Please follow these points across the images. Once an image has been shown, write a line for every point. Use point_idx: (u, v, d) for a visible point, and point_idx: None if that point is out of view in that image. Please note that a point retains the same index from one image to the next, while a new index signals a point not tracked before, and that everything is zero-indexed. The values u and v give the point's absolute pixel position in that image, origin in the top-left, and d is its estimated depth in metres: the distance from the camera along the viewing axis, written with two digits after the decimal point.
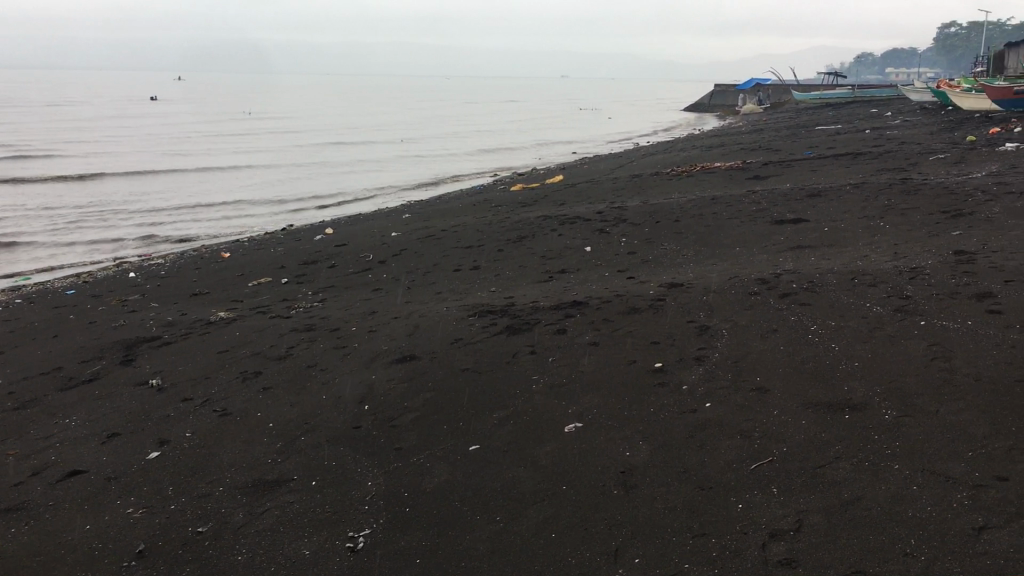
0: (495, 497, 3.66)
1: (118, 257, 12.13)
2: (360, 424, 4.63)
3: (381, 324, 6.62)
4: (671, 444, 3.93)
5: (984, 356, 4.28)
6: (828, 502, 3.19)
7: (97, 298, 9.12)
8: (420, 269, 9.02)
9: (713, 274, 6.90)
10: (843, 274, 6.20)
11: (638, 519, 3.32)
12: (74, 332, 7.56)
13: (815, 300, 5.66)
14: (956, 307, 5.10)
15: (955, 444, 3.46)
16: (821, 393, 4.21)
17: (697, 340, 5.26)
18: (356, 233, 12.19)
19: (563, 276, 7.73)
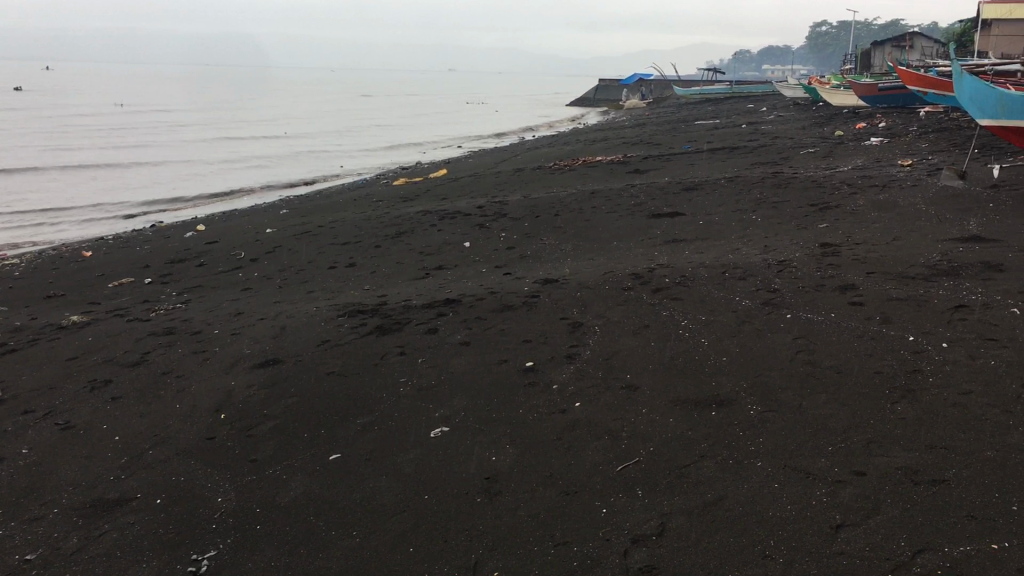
0: (352, 510, 3.47)
1: None
2: (214, 434, 4.37)
3: (247, 326, 6.33)
4: (538, 446, 3.82)
5: (846, 348, 4.32)
6: (691, 505, 3.12)
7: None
8: (293, 267, 8.71)
9: (588, 269, 6.86)
10: (715, 267, 6.24)
11: (499, 527, 3.19)
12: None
13: (686, 294, 5.67)
14: (819, 300, 5.17)
15: (817, 438, 3.45)
16: (689, 389, 4.17)
17: (570, 337, 5.18)
18: (229, 228, 11.75)
19: (440, 272, 7.57)
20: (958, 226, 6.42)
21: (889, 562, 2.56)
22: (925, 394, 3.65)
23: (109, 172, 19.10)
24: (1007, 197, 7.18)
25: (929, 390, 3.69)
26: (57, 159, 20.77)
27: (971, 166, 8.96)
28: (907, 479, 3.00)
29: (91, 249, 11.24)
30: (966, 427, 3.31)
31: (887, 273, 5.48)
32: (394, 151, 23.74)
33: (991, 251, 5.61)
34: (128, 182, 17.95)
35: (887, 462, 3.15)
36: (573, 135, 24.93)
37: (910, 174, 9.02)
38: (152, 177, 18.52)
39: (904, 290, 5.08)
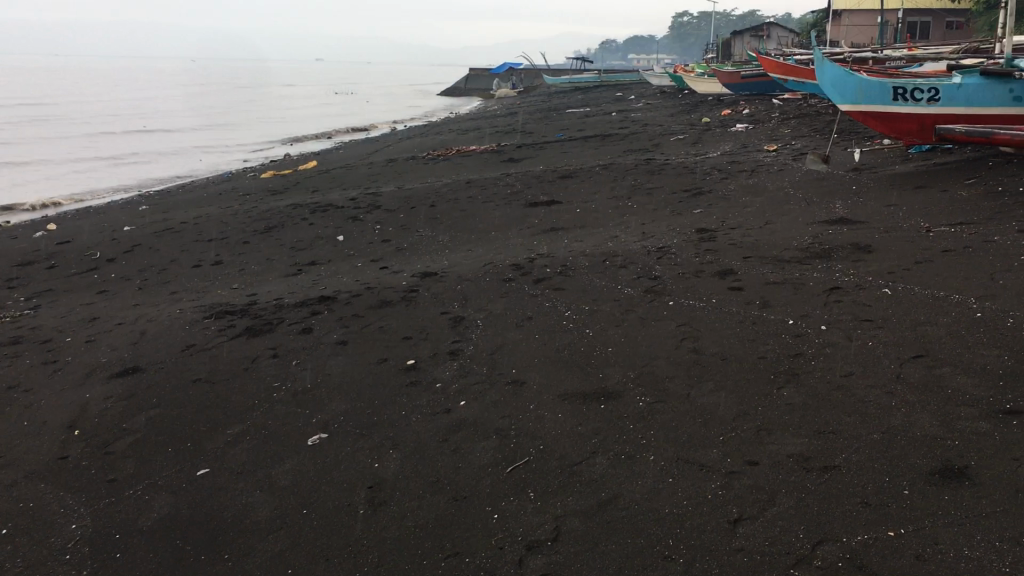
0: (223, 530, 2.75)
1: None
2: (66, 454, 3.76)
3: (55, 355, 5.46)
4: (426, 449, 3.08)
5: (727, 335, 3.67)
6: (537, 523, 2.37)
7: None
8: (140, 272, 8.02)
9: (449, 271, 6.26)
10: (593, 256, 5.98)
11: (386, 539, 2.47)
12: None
13: (552, 297, 5.06)
14: (695, 290, 4.63)
15: (704, 429, 2.72)
16: (576, 383, 3.47)
17: (419, 346, 4.47)
18: (85, 227, 11.12)
19: (287, 282, 6.85)
20: (823, 210, 6.05)
21: (789, 556, 1.88)
22: (810, 377, 2.94)
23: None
24: (866, 178, 6.70)
25: (822, 369, 3.00)
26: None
27: (833, 150, 8.96)
28: (797, 467, 2.28)
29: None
30: (850, 411, 2.58)
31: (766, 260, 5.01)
32: (260, 144, 22.85)
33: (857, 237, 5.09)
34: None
35: (781, 447, 2.42)
36: (447, 123, 24.92)
37: (775, 159, 9.22)
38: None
39: (785, 275, 4.58)
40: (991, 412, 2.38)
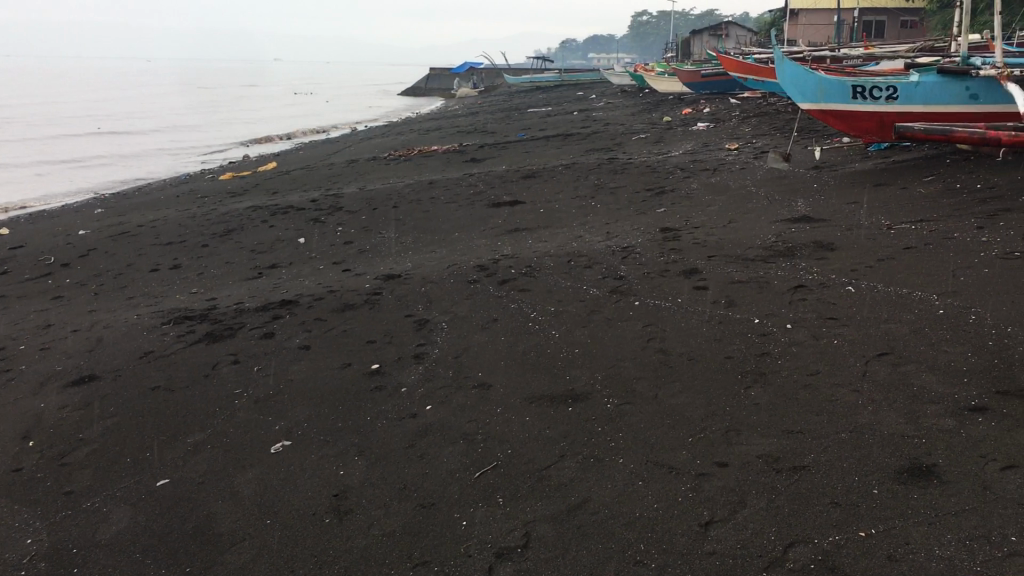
0: (322, 444, 3.51)
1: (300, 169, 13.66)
2: (307, 341, 4.77)
3: (424, 246, 6.96)
4: (517, 399, 3.69)
5: (832, 321, 4.04)
6: (618, 464, 3.02)
7: (241, 205, 10.26)
8: (522, 181, 9.65)
9: (758, 208, 6.72)
10: (866, 207, 6.28)
11: (431, 480, 3.09)
12: (188, 238, 8.55)
13: (817, 247, 5.36)
14: (944, 260, 4.67)
15: (673, 428, 3.22)
16: (699, 349, 3.93)
17: (671, 279, 5.09)
18: (508, 151, 13.22)
19: (628, 202, 7.77)
20: None
21: (760, 559, 2.36)
22: (776, 377, 3.52)
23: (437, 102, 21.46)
24: None
25: (784, 370, 3.57)
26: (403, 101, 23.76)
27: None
28: (768, 467, 2.84)
29: (386, 165, 12.86)
30: (820, 409, 3.19)
31: (1005, 227, 5.07)
32: (622, 98, 24.79)
33: None
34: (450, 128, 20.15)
35: (748, 450, 2.96)
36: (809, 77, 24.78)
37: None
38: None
39: (993, 250, 4.68)
40: (957, 409, 3.01)
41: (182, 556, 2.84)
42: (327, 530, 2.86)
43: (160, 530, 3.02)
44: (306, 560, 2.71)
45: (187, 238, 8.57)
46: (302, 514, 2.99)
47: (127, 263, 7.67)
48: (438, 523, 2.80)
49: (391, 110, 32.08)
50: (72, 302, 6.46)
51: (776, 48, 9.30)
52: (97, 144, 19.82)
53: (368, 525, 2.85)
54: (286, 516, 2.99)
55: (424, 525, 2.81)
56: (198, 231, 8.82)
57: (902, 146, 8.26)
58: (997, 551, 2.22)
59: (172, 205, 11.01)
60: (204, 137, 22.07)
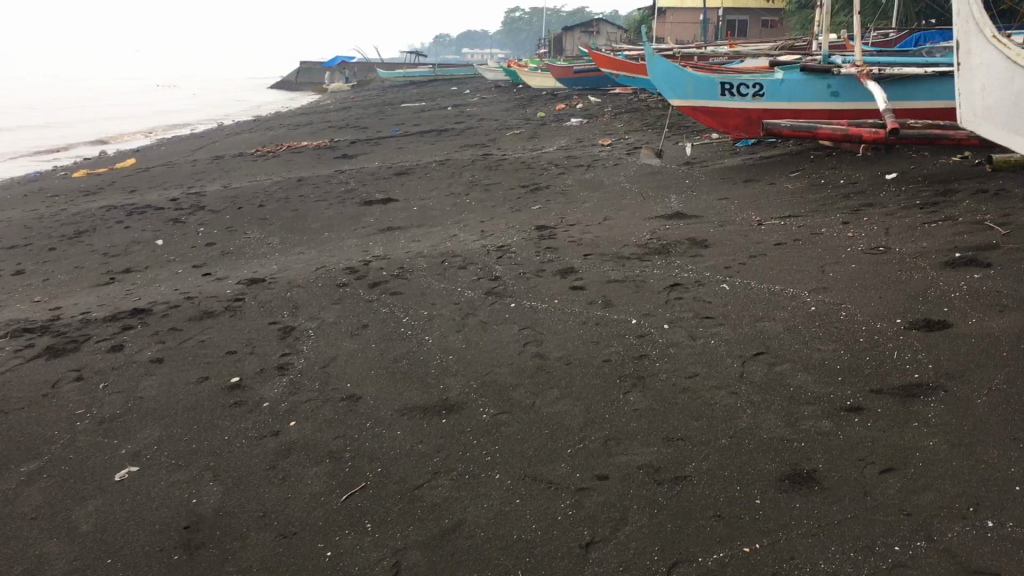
0: (175, 470, 3.21)
1: (161, 167, 12.98)
2: (160, 355, 4.41)
3: (289, 248, 6.63)
4: (386, 412, 3.46)
5: (709, 320, 3.97)
6: (492, 480, 2.84)
7: (94, 205, 9.64)
8: (394, 178, 9.38)
9: (632, 207, 6.68)
10: (735, 204, 6.31)
11: (293, 506, 2.85)
12: (32, 242, 7.95)
13: (691, 243, 5.32)
14: (813, 256, 4.69)
15: (551, 439, 3.07)
16: (578, 352, 3.80)
17: (547, 280, 4.95)
18: (379, 148, 12.91)
19: (503, 200, 7.62)
20: (959, 159, 6.14)
21: None
22: (655, 380, 3.41)
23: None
24: None
25: (664, 373, 3.47)
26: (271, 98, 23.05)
27: None
28: (649, 479, 2.72)
29: (252, 163, 12.37)
30: (699, 414, 3.09)
31: (869, 223, 5.14)
32: (496, 94, 24.66)
33: (971, 199, 5.11)
34: (322, 123, 19.59)
35: (628, 461, 2.84)
36: None
37: None
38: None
39: (858, 246, 4.72)
40: (833, 409, 2.96)
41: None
42: (175, 569, 2.59)
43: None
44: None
45: (31, 241, 7.99)
46: (147, 550, 2.71)
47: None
48: (300, 556, 2.57)
49: (263, 106, 31.14)
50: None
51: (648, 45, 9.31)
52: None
53: (220, 561, 2.59)
54: (130, 553, 2.70)
55: (284, 559, 2.57)
56: (45, 234, 8.23)
57: (769, 143, 8.39)
58: (881, 563, 2.15)
59: (16, 206, 10.29)
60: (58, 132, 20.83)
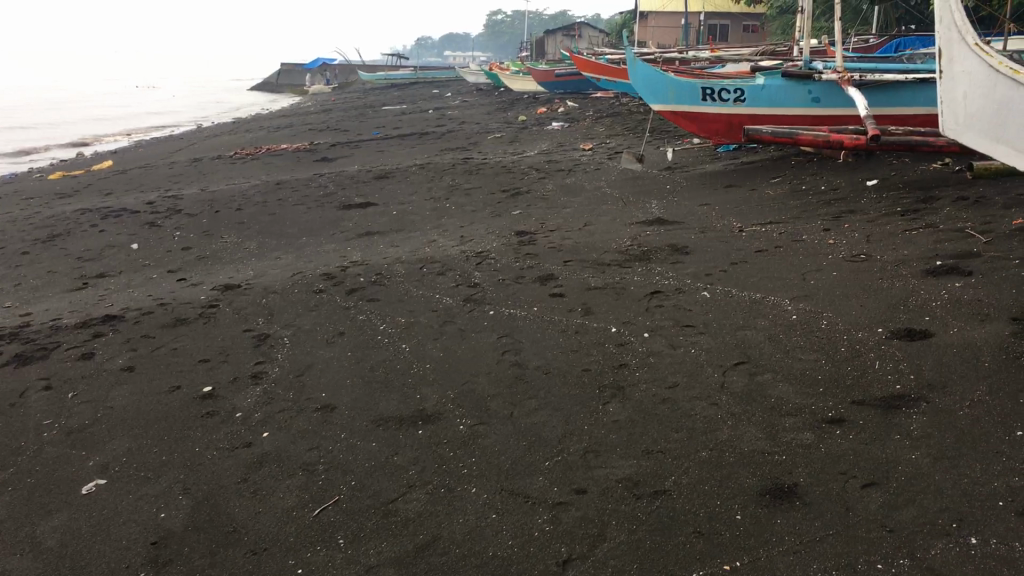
0: (324, 414, 3.71)
1: (397, 143, 13.97)
2: (341, 314, 4.98)
3: (482, 224, 7.10)
4: (511, 387, 3.81)
5: (843, 338, 4.00)
6: (556, 447, 3.21)
7: (329, 174, 10.63)
8: (600, 160, 9.65)
9: (820, 204, 6.58)
10: (929, 202, 6.06)
11: (405, 457, 3.26)
12: (270, 203, 8.94)
13: (846, 251, 5.36)
14: (980, 278, 4.53)
15: (644, 429, 3.29)
16: (705, 354, 3.97)
17: (704, 279, 5.09)
18: (597, 125, 13.19)
19: (694, 187, 7.70)
20: None
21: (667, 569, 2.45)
22: (765, 389, 3.54)
23: (542, 77, 21.60)
24: None
25: (776, 383, 3.58)
26: (510, 75, 23.99)
27: None
28: (717, 477, 2.89)
29: (475, 140, 13.18)
30: (791, 425, 3.21)
31: None
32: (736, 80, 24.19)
33: None
34: (555, 101, 20.12)
35: (705, 458, 3.02)
36: None
37: None
38: (570, 77, 20.63)
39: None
40: (922, 440, 2.99)
41: (155, 495, 3.19)
42: (295, 496, 3.07)
43: (148, 471, 3.39)
44: (250, 508, 3.04)
45: (269, 203, 8.98)
46: (279, 478, 3.21)
47: (211, 222, 8.24)
48: (395, 500, 2.97)
49: (485, 83, 32.50)
50: (149, 257, 7.01)
51: (875, 52, 9.00)
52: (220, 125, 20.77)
53: (313, 484, 3.15)
54: (253, 469, 3.31)
55: (381, 500, 2.98)
56: (280, 196, 9.34)
57: None
58: None
59: (266, 171, 11.65)
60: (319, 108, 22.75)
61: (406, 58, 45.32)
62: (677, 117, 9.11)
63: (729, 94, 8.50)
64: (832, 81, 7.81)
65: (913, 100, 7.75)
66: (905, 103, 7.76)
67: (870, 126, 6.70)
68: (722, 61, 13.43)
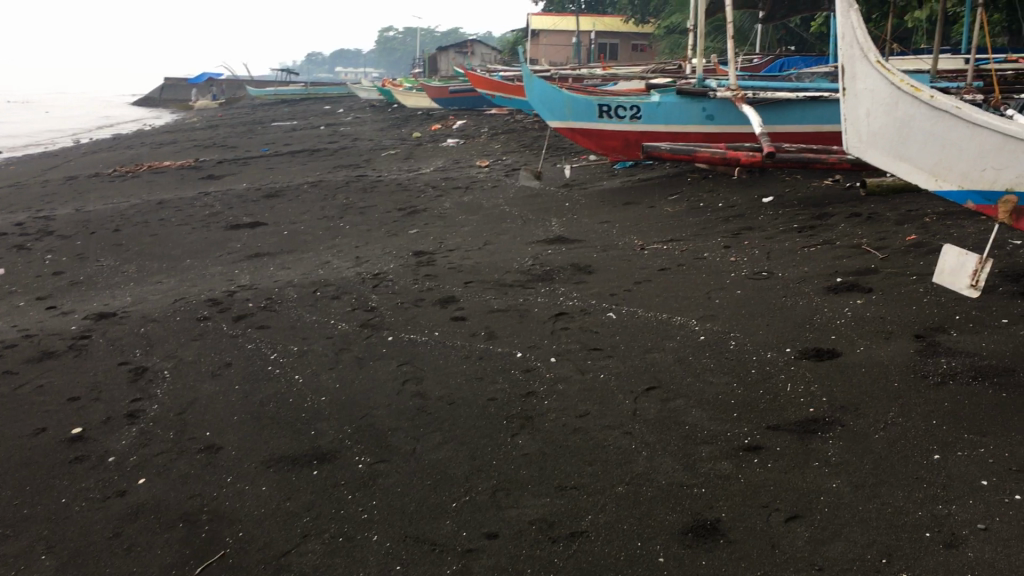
0: (205, 457, 3.41)
1: (286, 160, 13.53)
2: (223, 343, 4.66)
3: (375, 244, 6.85)
4: (407, 420, 3.57)
5: (749, 359, 3.92)
6: (463, 485, 3.01)
7: (213, 193, 10.17)
8: (495, 178, 9.50)
9: (716, 221, 6.58)
10: (821, 220, 6.12)
11: (295, 501, 3.00)
12: (148, 224, 8.45)
13: (749, 267, 5.32)
14: (875, 294, 4.54)
15: (552, 462, 3.11)
16: (609, 379, 3.81)
17: (604, 298, 4.95)
18: (492, 140, 13.06)
19: (591, 206, 7.64)
20: None
21: None
22: (674, 416, 3.41)
23: (437, 93, 21.42)
24: None
25: (685, 410, 3.46)
26: (403, 92, 23.72)
27: None
28: (631, 514, 2.74)
29: (368, 157, 12.88)
30: (702, 454, 3.08)
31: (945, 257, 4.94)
32: None
33: None
34: (448, 116, 19.94)
35: (618, 493, 2.86)
36: None
37: None
38: (464, 93, 20.49)
39: (925, 283, 4.55)
40: (837, 468, 2.90)
41: (15, 557, 2.85)
42: (172, 552, 2.77)
43: (7, 528, 3.03)
44: (125, 568, 2.73)
45: (148, 223, 8.50)
46: (157, 531, 2.91)
47: (86, 244, 7.73)
48: (287, 552, 2.71)
49: (372, 97, 32.04)
50: (16, 283, 6.50)
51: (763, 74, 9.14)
52: (96, 145, 19.82)
53: (196, 536, 2.86)
54: (128, 521, 2.99)
55: (272, 553, 2.72)
56: (162, 216, 8.87)
57: None
58: None
59: (147, 190, 11.10)
60: (205, 132, 22.00)
61: (295, 75, 44.41)
62: (575, 134, 9.06)
63: (626, 112, 8.47)
64: (726, 99, 7.85)
65: (803, 117, 7.86)
66: (796, 120, 7.86)
67: (766, 142, 6.72)
68: (614, 79, 13.51)
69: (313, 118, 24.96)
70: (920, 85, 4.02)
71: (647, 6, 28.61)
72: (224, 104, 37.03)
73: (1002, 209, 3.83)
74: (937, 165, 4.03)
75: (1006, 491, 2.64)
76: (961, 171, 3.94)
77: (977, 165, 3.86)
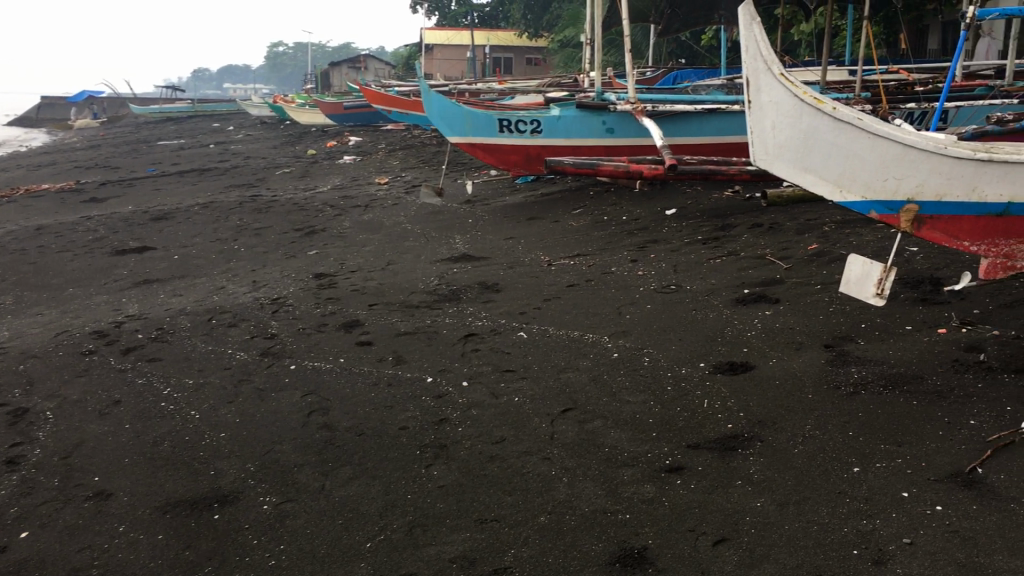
0: (95, 505, 3.14)
1: (175, 181, 13.03)
2: (111, 379, 4.37)
3: (273, 266, 6.59)
4: (313, 455, 3.37)
5: (664, 376, 3.86)
6: (376, 524, 2.84)
7: (97, 217, 9.68)
8: (396, 195, 9.33)
9: (622, 235, 6.56)
10: (723, 231, 6.16)
11: (194, 550, 2.78)
12: (26, 251, 7.97)
13: (657, 281, 5.29)
14: (781, 305, 4.56)
15: (470, 493, 2.97)
16: (523, 402, 3.69)
17: (514, 317, 4.85)
18: (389, 156, 12.87)
19: (495, 222, 7.54)
20: None
21: None
22: (592, 439, 3.31)
23: (331, 110, 21.05)
24: None
25: (602, 431, 3.37)
26: (296, 109, 23.28)
27: None
28: (555, 546, 2.62)
29: (261, 176, 12.51)
30: (624, 478, 2.99)
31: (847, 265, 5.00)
32: None
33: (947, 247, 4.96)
34: (343, 132, 19.63)
35: (540, 524, 2.74)
36: None
37: None
38: (358, 109, 20.20)
39: (830, 293, 4.59)
40: (760, 486, 2.85)
41: None
42: None
43: None
44: None
45: (26, 251, 8.01)
46: None
47: None
48: None
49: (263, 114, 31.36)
50: None
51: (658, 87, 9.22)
52: None
53: None
54: None
55: None
56: (41, 242, 8.37)
57: None
58: None
59: (24, 215, 10.51)
60: (86, 153, 21.10)
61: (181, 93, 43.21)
62: (476, 149, 8.97)
63: (526, 126, 8.43)
64: (625, 112, 7.88)
65: (700, 130, 7.94)
66: (693, 132, 7.93)
67: (666, 155, 6.75)
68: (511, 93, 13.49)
69: (202, 137, 24.25)
70: (824, 96, 4.03)
71: (538, 21, 28.86)
72: (106, 123, 35.69)
73: (905, 217, 4.01)
74: (841, 176, 4.10)
75: (927, 502, 2.64)
76: (865, 182, 4.04)
77: (881, 176, 3.98)
